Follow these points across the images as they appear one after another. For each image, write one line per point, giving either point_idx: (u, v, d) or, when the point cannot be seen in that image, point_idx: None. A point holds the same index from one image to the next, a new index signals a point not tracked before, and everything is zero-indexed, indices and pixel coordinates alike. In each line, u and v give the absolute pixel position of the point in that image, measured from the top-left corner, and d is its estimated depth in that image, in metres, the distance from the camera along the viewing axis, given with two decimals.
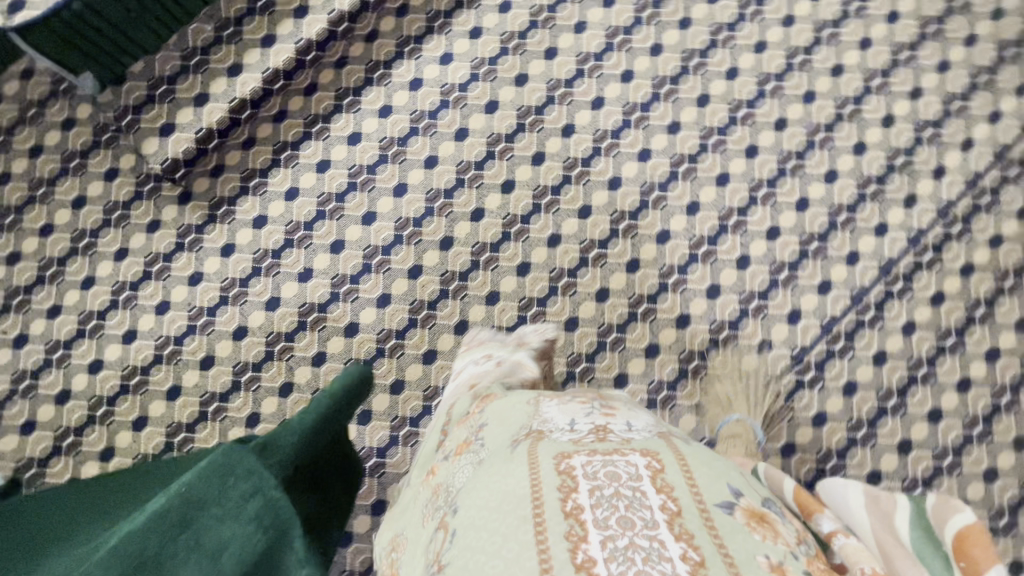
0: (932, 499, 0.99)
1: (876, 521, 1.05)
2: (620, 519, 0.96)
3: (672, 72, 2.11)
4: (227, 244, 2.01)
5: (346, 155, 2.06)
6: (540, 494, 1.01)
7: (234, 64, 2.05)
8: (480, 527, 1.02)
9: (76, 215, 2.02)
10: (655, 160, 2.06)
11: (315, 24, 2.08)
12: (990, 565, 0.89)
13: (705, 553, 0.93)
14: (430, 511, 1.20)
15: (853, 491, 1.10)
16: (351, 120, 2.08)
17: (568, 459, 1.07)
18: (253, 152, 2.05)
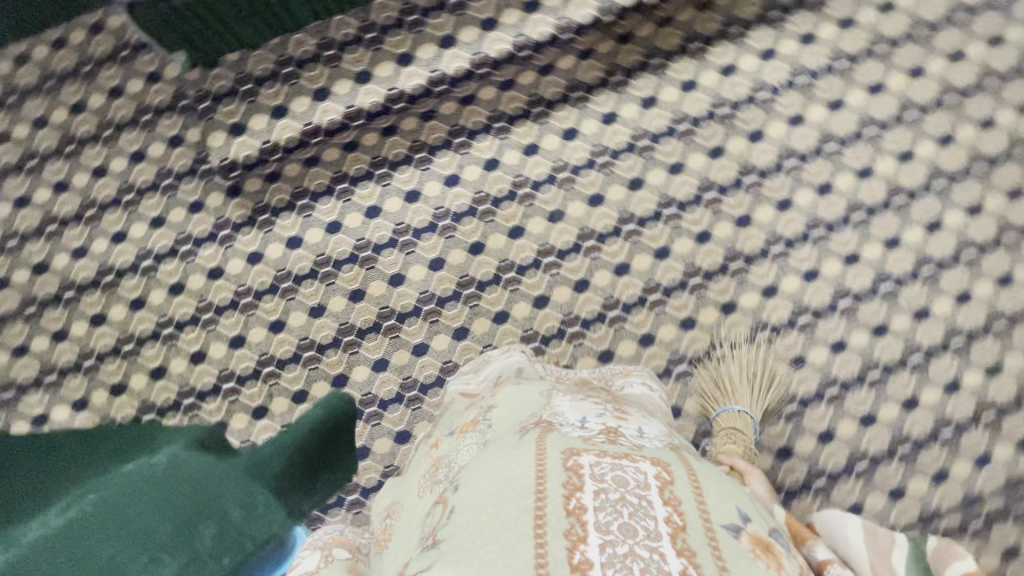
0: (933, 543, 1.03)
1: (874, 555, 1.06)
2: (623, 526, 0.94)
3: (791, 235, 1.98)
4: (296, 237, 2.01)
5: (439, 193, 2.03)
6: (544, 489, 0.99)
7: (366, 68, 2.07)
8: (479, 510, 1.01)
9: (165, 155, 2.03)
10: (738, 314, 1.95)
11: (458, 61, 2.07)
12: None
13: (704, 572, 0.90)
14: (428, 483, 1.20)
15: (856, 522, 1.11)
16: (454, 160, 2.05)
17: (576, 456, 1.05)
18: (316, 172, 2.04)
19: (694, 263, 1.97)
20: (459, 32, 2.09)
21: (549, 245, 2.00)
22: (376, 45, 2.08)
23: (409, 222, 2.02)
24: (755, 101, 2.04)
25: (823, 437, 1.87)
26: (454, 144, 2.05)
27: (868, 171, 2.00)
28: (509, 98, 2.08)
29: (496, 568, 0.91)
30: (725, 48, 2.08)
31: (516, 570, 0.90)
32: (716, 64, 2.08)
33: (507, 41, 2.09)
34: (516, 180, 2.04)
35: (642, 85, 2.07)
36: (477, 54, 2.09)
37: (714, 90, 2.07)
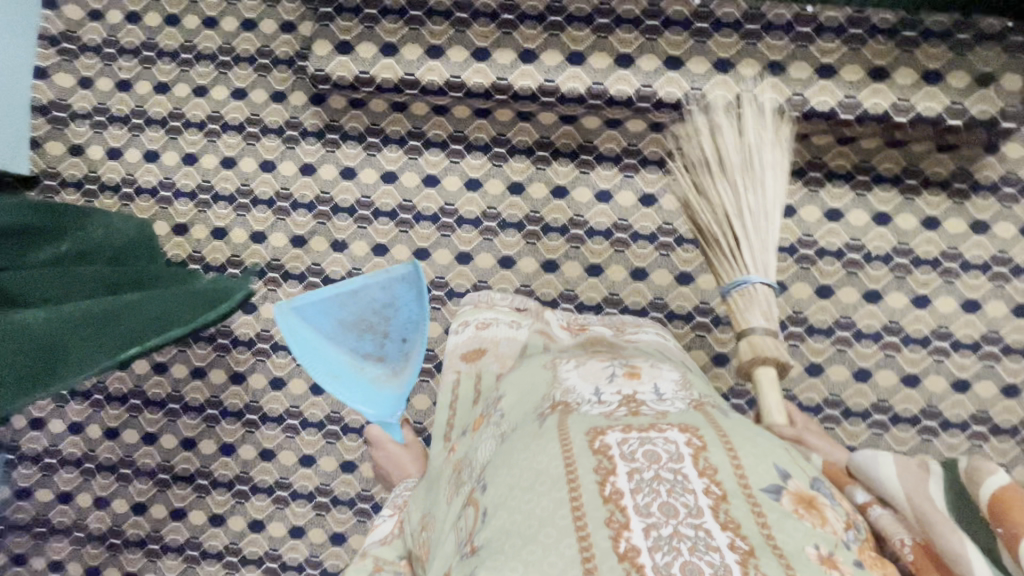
0: (970, 461, 0.87)
1: (912, 484, 0.92)
2: (663, 506, 0.86)
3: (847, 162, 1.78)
4: (310, 165, 1.95)
5: (456, 189, 1.90)
6: (576, 475, 0.92)
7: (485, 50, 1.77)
8: (511, 508, 0.94)
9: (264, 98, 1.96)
10: None
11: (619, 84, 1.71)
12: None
13: (753, 541, 0.83)
14: (454, 488, 1.14)
15: (886, 458, 0.96)
16: (486, 166, 1.89)
17: (600, 434, 0.97)
18: (350, 116, 1.92)
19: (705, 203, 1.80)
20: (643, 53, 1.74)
21: (582, 218, 1.85)
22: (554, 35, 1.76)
23: (416, 203, 1.91)
24: (901, 212, 1.77)
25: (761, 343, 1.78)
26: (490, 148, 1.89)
27: (925, 341, 1.75)
28: (636, 148, 1.85)
29: (540, 567, 0.84)
30: (891, 188, 1.77)
31: (563, 569, 0.82)
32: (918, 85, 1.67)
33: (629, 82, 1.72)
34: (535, 214, 1.87)
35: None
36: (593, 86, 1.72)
37: (824, 211, 1.79)
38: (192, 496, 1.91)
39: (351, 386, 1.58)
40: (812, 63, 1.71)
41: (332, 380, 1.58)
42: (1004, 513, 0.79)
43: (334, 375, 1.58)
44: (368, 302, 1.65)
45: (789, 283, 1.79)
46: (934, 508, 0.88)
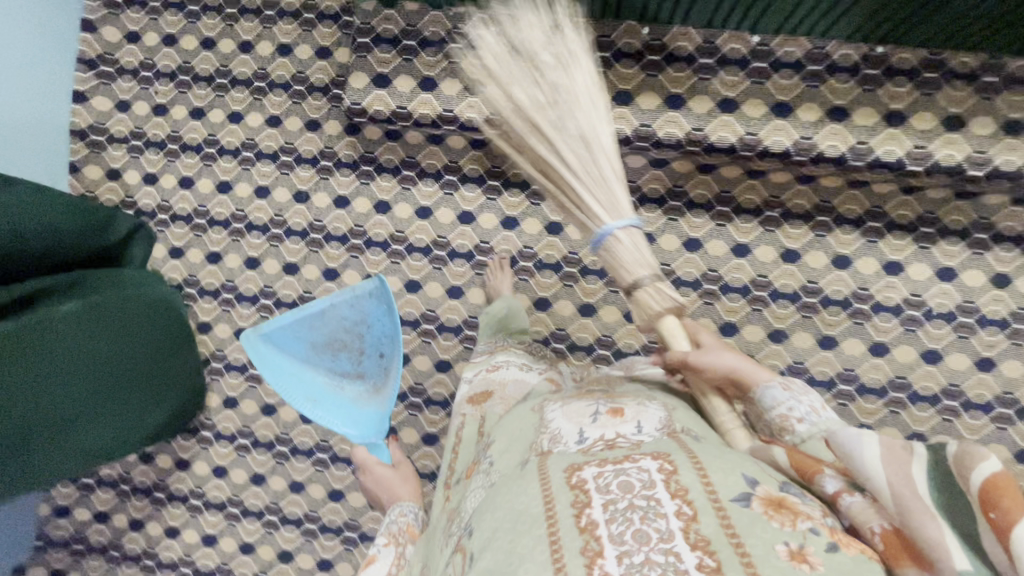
0: (956, 446, 0.69)
1: (891, 472, 0.74)
2: (636, 532, 0.83)
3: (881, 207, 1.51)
4: (303, 192, 1.85)
5: (448, 222, 1.77)
6: (554, 513, 0.90)
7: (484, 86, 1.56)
8: (492, 548, 0.93)
9: (261, 121, 1.86)
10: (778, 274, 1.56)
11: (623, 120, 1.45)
12: (1010, 522, 0.63)
13: (721, 557, 0.80)
14: (445, 534, 1.12)
15: (869, 446, 0.77)
16: (475, 202, 1.75)
17: (576, 469, 0.97)
18: (343, 144, 1.82)
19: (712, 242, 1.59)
20: (692, 92, 1.44)
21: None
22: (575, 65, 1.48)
23: (409, 234, 1.79)
24: (970, 266, 1.49)
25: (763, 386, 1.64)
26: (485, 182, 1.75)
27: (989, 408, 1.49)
28: (686, 191, 1.58)
29: None
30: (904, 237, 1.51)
31: None
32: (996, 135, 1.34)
33: (636, 116, 1.45)
34: (569, 257, 1.73)
35: (796, 236, 1.54)
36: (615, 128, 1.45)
37: (883, 263, 1.52)
38: (185, 514, 1.92)
39: (329, 409, 1.37)
40: (883, 106, 1.38)
41: (310, 406, 1.36)
42: (994, 498, 0.65)
43: (310, 399, 1.36)
44: (336, 320, 1.36)
45: (840, 339, 1.54)
46: (914, 496, 0.72)
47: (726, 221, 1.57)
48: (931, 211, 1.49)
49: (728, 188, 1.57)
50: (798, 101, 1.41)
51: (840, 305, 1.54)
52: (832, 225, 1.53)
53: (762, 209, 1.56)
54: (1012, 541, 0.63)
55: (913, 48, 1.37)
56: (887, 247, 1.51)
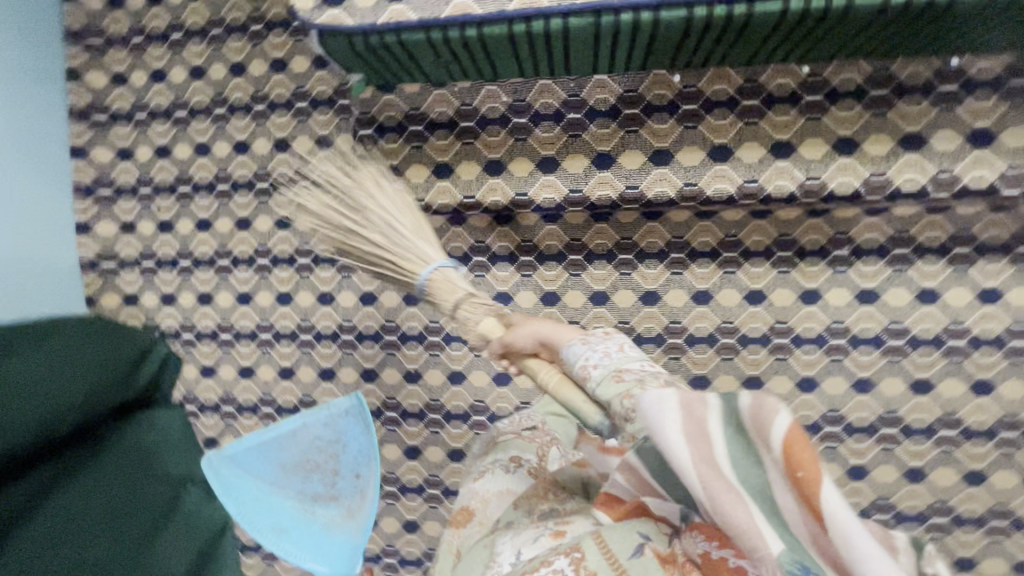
0: (749, 395, 0.39)
1: (690, 450, 0.42)
2: None
3: None
4: (171, 293, 1.23)
5: (392, 308, 1.15)
6: None
7: (400, 164, 1.05)
8: None
9: (110, 160, 1.22)
10: (895, 318, 1.01)
11: (603, 189, 0.99)
12: (819, 483, 0.36)
13: None
14: None
15: (661, 417, 0.43)
16: (395, 292, 1.15)
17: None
18: (195, 239, 1.21)
19: (803, 281, 1.02)
20: (682, 146, 0.96)
21: (628, 324, 1.08)
22: (519, 136, 1.01)
23: (316, 321, 1.19)
24: None
25: (913, 476, 1.03)
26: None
27: None
28: (687, 241, 1.04)
29: None
30: None
31: None
32: None
33: (620, 181, 0.98)
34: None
35: (873, 272, 1.00)
36: (571, 194, 1.00)
37: None
38: None
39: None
40: (966, 128, 0.89)
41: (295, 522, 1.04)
42: (797, 457, 0.37)
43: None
44: (307, 443, 0.84)
45: (934, 381, 1.01)
46: (714, 475, 0.41)
47: (737, 273, 1.04)
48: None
49: (761, 231, 1.02)
50: (865, 136, 0.91)
51: (931, 343, 1.00)
52: (972, 257, 0.97)
53: (828, 252, 1.01)
54: (828, 512, 0.36)
55: (994, 54, 0.87)
56: (1013, 240, 0.96)
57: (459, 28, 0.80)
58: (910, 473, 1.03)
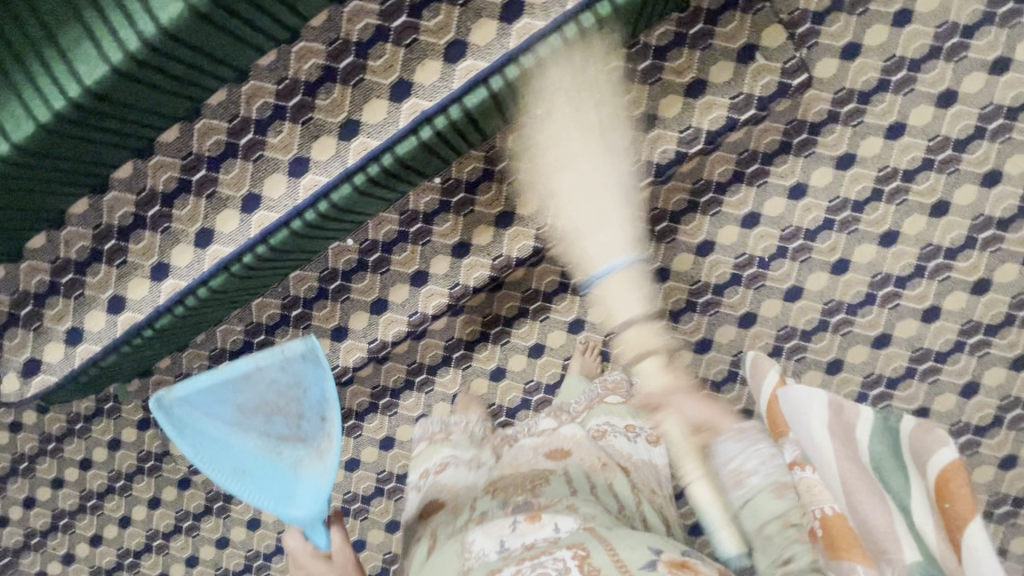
0: (918, 427, 0.51)
1: (839, 446, 0.54)
2: None
3: (893, 40, 0.98)
4: (228, 531, 1.30)
5: (413, 436, 1.20)
6: None
7: (342, 322, 1.07)
8: None
9: (107, 455, 1.30)
10: (829, 196, 1.03)
11: (521, 240, 1.01)
12: (965, 521, 0.45)
13: None
14: None
15: (818, 407, 0.56)
16: (406, 423, 1.20)
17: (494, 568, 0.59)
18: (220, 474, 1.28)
19: (733, 212, 1.06)
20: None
21: (612, 335, 1.12)
22: (424, 240, 1.03)
23: (357, 487, 1.23)
24: (972, 71, 0.98)
25: (931, 315, 1.04)
26: (412, 380, 1.18)
27: None
28: None
29: None
30: (943, 51, 0.98)
31: None
32: None
33: (530, 227, 1.00)
34: (528, 385, 1.15)
35: (788, 169, 1.03)
36: (496, 261, 1.02)
37: (936, 100, 0.99)
38: None
39: (261, 489, 0.74)
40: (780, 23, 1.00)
41: (241, 484, 0.75)
42: (943, 485, 0.47)
43: (242, 470, 0.76)
44: (264, 386, 0.77)
45: (896, 228, 1.03)
46: (855, 468, 0.53)
47: (678, 237, 1.08)
48: (889, 56, 0.99)
49: (677, 188, 1.06)
50: (706, 72, 0.93)
51: (872, 200, 1.03)
52: (861, 108, 1.01)
53: (742, 174, 1.05)
54: (965, 544, 0.44)
55: None
56: (885, 76, 1.00)
57: (313, 207, 0.85)
58: (928, 316, 1.04)
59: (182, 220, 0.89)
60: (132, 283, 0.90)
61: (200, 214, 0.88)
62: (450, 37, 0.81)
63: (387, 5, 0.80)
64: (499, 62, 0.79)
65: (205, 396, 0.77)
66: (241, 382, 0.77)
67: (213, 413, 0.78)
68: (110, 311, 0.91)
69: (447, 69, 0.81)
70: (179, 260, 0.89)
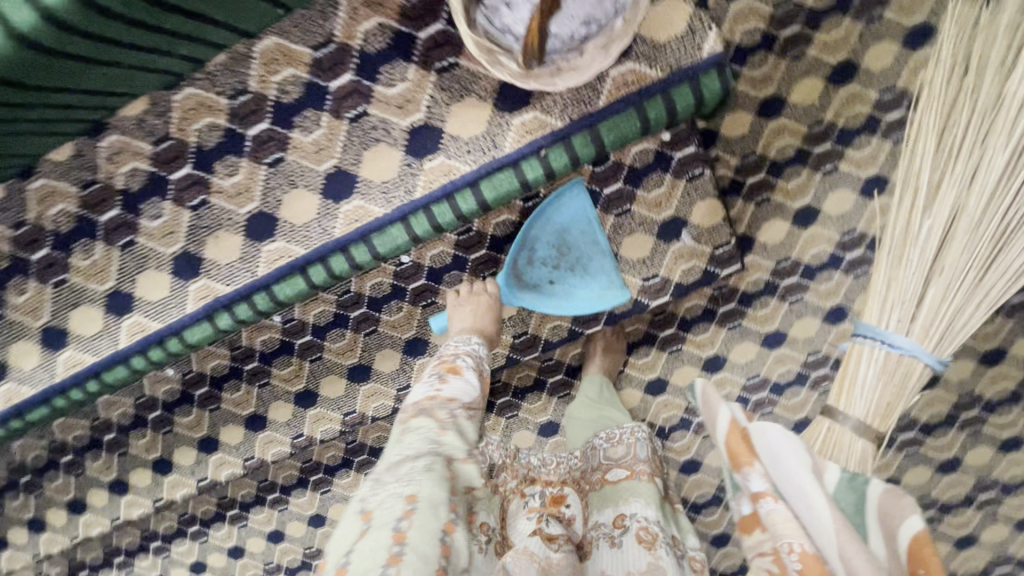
0: (887, 489, 0.46)
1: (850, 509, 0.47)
2: None
3: (859, 211, 0.79)
4: None
5: (263, 548, 1.09)
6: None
7: (164, 454, 0.90)
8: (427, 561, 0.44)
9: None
10: (746, 374, 0.89)
11: (378, 400, 0.83)
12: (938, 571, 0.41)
13: None
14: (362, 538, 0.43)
15: (791, 449, 0.48)
16: (255, 534, 1.08)
17: None
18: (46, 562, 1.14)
19: (638, 375, 0.90)
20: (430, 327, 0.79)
21: None
22: (261, 381, 0.84)
23: None
24: None
25: None
26: (263, 497, 1.04)
27: None
28: (506, 382, 0.92)
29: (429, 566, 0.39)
30: None
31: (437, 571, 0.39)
32: (879, 83, 0.74)
33: (390, 386, 0.83)
34: None
35: (706, 339, 0.87)
36: (347, 416, 0.85)
37: None
38: None
39: (539, 244, 0.74)
40: (728, 171, 0.79)
41: (546, 229, 0.73)
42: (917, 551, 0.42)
43: (563, 231, 0.73)
44: (588, 255, 0.74)
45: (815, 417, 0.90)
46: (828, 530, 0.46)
47: (572, 395, 0.92)
48: (849, 229, 0.80)
49: (576, 344, 0.88)
50: (617, 243, 0.73)
51: (795, 383, 0.89)
52: (804, 283, 0.84)
53: (654, 337, 0.88)
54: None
55: None
56: (838, 252, 0.81)
57: (79, 386, 0.66)
58: None
59: None
60: None
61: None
62: (253, 207, 0.58)
63: (163, 149, 0.56)
64: (320, 253, 0.58)
65: (573, 210, 0.72)
66: (595, 245, 0.73)
67: (573, 228, 0.72)
68: None
69: (249, 248, 0.59)
70: None
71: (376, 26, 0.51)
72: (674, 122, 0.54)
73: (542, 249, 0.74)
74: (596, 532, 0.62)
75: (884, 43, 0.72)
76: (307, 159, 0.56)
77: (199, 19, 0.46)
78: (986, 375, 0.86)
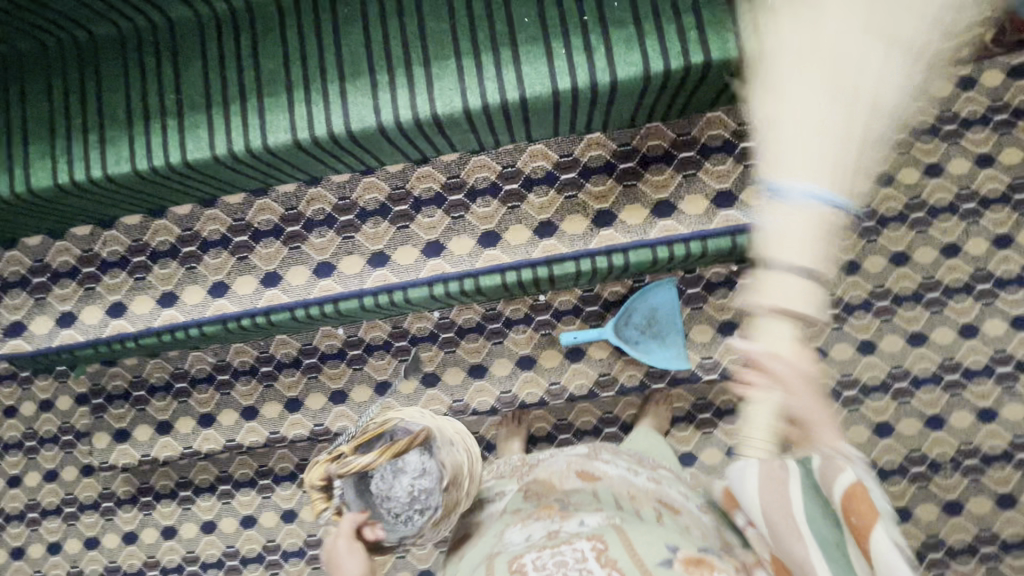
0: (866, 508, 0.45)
1: (810, 369, 0.50)
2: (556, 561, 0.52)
3: (856, 361, 1.11)
4: (100, 536, 1.29)
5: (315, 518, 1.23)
6: None
7: (300, 395, 1.15)
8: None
9: (33, 412, 1.31)
10: None
11: (483, 396, 1.10)
12: (866, 528, 0.44)
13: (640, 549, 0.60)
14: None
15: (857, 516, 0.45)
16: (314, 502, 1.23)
17: (517, 551, 0.56)
18: (122, 477, 1.29)
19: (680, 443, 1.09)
20: (541, 351, 1.09)
21: None
22: (402, 357, 1.12)
23: (240, 546, 1.24)
24: (909, 416, 1.10)
25: None
26: None
27: None
28: (570, 421, 1.10)
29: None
30: (888, 389, 1.11)
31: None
32: (876, 277, 1.11)
33: (496, 388, 1.10)
34: None
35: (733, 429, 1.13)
36: (455, 403, 1.11)
37: (873, 426, 1.11)
38: None
39: (635, 312, 1.06)
40: None
41: (644, 303, 1.06)
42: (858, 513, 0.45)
43: (655, 309, 1.06)
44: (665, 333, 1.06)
45: None
46: (784, 520, 0.49)
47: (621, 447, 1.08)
48: (847, 372, 1.11)
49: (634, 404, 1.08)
50: (688, 327, 1.06)
51: None
52: None
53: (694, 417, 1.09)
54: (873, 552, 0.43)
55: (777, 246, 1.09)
56: (839, 388, 1.12)
57: (320, 305, 0.95)
58: None
59: (209, 268, 1.00)
60: (138, 299, 1.00)
61: (226, 269, 0.99)
62: (489, 227, 0.95)
63: (452, 181, 0.96)
64: (519, 262, 0.92)
65: (665, 297, 1.05)
66: (672, 328, 1.06)
67: (663, 309, 1.06)
68: (107, 314, 1.00)
69: (477, 249, 0.94)
70: (187, 300, 0.99)
71: (597, 154, 0.95)
72: (749, 248, 0.92)
73: (636, 316, 1.06)
74: (611, 462, 0.74)
75: (879, 255, 1.10)
76: (532, 209, 0.95)
77: (524, 125, 0.88)
78: (949, 522, 1.08)
